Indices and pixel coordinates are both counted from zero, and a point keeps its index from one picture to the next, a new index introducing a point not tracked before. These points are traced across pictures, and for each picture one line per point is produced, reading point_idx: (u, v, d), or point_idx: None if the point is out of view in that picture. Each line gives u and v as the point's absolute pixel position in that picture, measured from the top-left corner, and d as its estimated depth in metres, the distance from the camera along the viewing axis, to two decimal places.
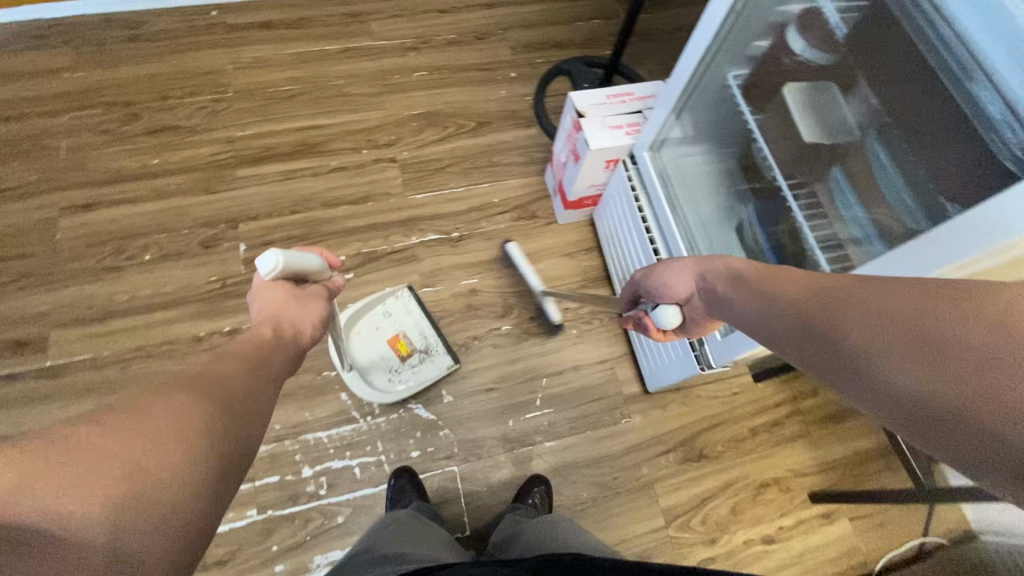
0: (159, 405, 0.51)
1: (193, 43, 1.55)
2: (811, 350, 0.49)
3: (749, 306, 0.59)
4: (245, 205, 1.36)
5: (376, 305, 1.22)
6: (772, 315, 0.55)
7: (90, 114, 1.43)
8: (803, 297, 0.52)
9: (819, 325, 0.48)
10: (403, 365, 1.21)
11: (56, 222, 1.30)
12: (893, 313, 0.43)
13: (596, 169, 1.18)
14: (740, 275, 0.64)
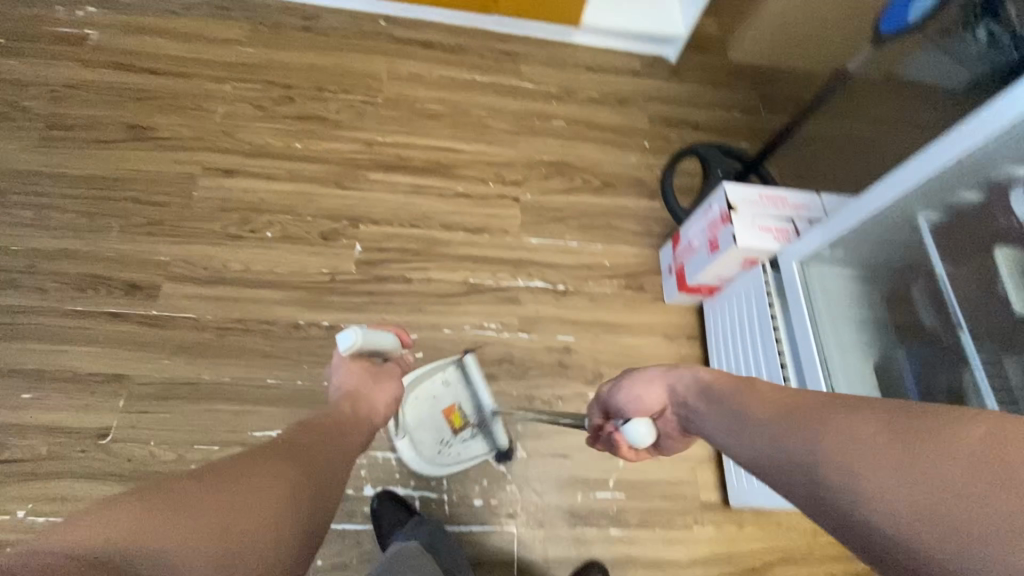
0: (248, 468, 0.58)
1: (359, 47, 1.62)
2: (793, 477, 0.53)
3: (727, 428, 0.63)
4: (369, 207, 1.38)
5: (433, 373, 1.13)
6: (751, 440, 0.59)
7: (252, 89, 1.50)
8: (779, 424, 0.57)
9: (802, 456, 0.53)
10: (454, 437, 1.12)
11: (197, 180, 1.35)
12: (868, 453, 0.48)
13: (729, 264, 1.15)
14: (710, 391, 0.69)
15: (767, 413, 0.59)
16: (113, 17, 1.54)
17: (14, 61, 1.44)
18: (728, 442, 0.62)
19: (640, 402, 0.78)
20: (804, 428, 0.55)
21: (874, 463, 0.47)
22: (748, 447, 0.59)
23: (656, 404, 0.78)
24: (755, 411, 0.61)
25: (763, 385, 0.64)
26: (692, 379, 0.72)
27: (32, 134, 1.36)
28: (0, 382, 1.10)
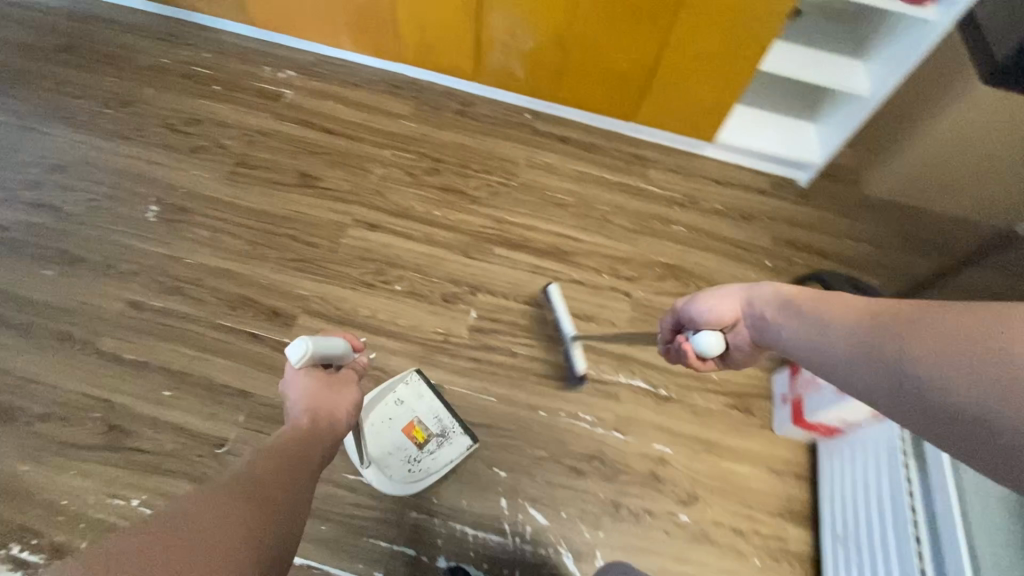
0: (214, 505, 0.66)
1: (503, 133, 1.76)
2: (865, 379, 0.59)
3: (806, 337, 0.69)
4: (490, 279, 1.45)
5: (387, 395, 1.24)
6: (829, 347, 0.64)
7: (407, 157, 1.65)
8: (855, 329, 0.62)
9: (873, 363, 0.58)
10: (420, 452, 1.22)
11: (345, 228, 1.49)
12: (937, 345, 0.51)
13: (858, 410, 1.11)
14: (792, 306, 0.74)
15: (844, 325, 0.64)
16: (305, 81, 1.77)
17: (220, 105, 1.68)
18: (806, 352, 0.69)
19: (721, 311, 0.88)
20: (877, 330, 0.59)
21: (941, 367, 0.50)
22: (826, 355, 0.65)
23: (729, 315, 0.88)
24: (835, 322, 0.65)
25: (844, 295, 0.68)
26: (774, 295, 0.79)
27: (223, 168, 1.55)
28: (149, 376, 1.23)
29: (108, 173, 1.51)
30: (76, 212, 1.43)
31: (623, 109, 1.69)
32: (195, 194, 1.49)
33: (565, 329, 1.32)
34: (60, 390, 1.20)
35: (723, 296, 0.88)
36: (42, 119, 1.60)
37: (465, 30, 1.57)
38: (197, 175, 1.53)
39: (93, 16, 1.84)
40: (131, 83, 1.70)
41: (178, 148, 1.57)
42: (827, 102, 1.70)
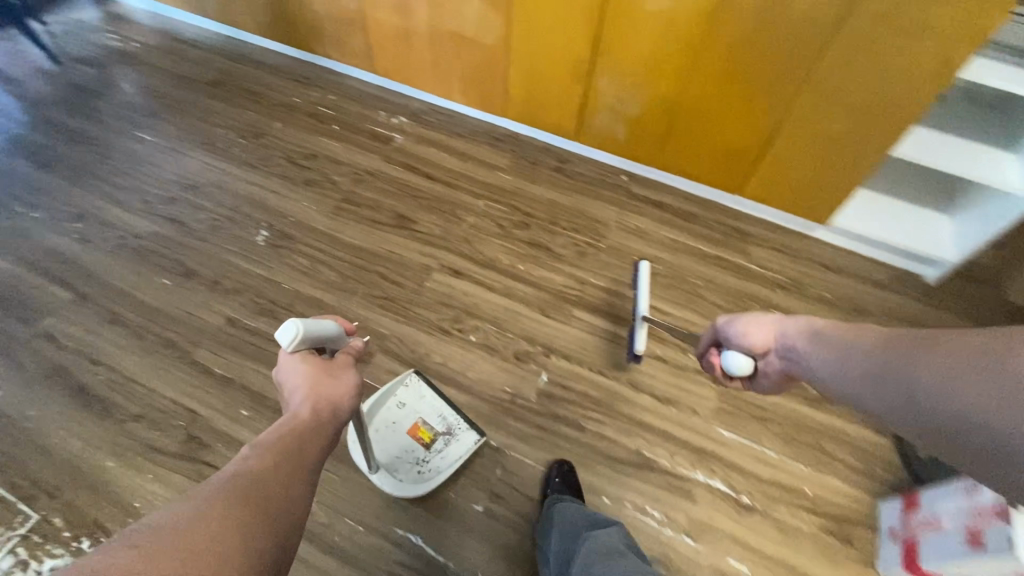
0: (189, 522, 0.59)
1: (597, 192, 1.73)
2: (881, 405, 0.58)
3: (830, 366, 0.69)
4: (566, 342, 1.39)
5: (388, 398, 1.26)
6: (850, 376, 0.64)
7: (499, 208, 1.67)
8: (872, 355, 0.62)
9: (883, 387, 0.58)
10: (428, 452, 1.22)
11: (430, 272, 1.51)
12: (934, 376, 0.51)
13: (994, 569, 0.92)
14: (818, 339, 0.74)
15: (860, 352, 0.64)
16: (414, 127, 1.88)
17: (337, 144, 1.81)
18: (833, 381, 0.68)
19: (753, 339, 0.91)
20: (885, 363, 0.59)
21: (943, 385, 0.50)
22: (848, 383, 0.65)
23: (761, 343, 0.90)
24: (854, 351, 0.65)
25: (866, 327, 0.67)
26: (800, 326, 0.80)
27: (330, 202, 1.66)
28: (232, 393, 1.29)
29: (232, 197, 1.65)
30: (200, 229, 1.57)
31: (726, 181, 1.61)
32: (302, 225, 1.60)
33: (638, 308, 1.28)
34: (153, 394, 1.27)
35: (758, 323, 0.90)
36: (187, 142, 1.80)
37: (575, 91, 1.59)
38: (307, 206, 1.65)
39: (246, 59, 2.10)
40: (266, 117, 1.89)
41: (295, 180, 1.71)
42: (966, 194, 1.52)
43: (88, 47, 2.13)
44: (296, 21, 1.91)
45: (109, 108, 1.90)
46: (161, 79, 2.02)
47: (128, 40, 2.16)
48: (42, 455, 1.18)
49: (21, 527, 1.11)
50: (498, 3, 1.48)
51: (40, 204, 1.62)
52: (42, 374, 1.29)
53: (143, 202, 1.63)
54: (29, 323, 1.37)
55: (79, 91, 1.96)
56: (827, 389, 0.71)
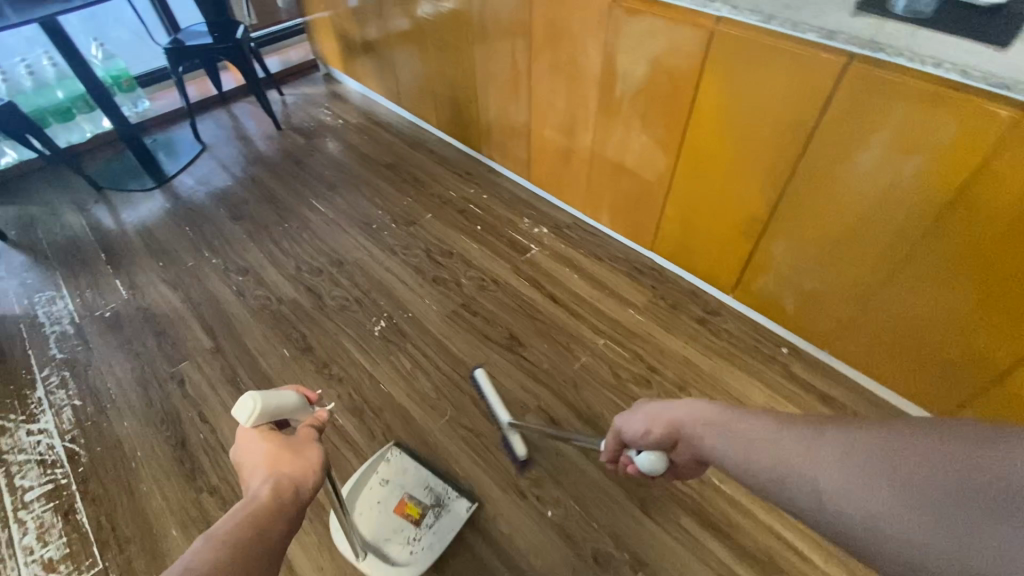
0: None
1: (742, 361, 1.44)
2: (795, 490, 0.55)
3: (733, 448, 0.64)
4: (661, 558, 1.11)
5: (371, 475, 1.24)
6: (757, 455, 0.60)
7: (619, 353, 1.47)
8: (786, 436, 0.59)
9: (802, 474, 0.55)
10: (418, 529, 1.17)
11: (525, 412, 1.37)
12: (861, 462, 0.51)
13: None
14: (716, 416, 0.69)
15: (772, 433, 0.61)
16: (553, 241, 1.80)
17: (474, 245, 1.81)
18: (734, 461, 0.64)
19: (651, 428, 0.81)
20: (796, 443, 0.58)
21: (881, 480, 0.49)
22: (752, 463, 0.61)
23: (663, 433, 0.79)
24: (761, 432, 0.62)
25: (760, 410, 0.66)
26: (697, 406, 0.74)
27: (450, 305, 1.63)
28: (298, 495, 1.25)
29: (367, 279, 1.73)
30: (329, 306, 1.65)
31: (900, 384, 1.28)
32: (417, 323, 1.59)
33: (500, 418, 1.31)
34: (232, 468, 1.30)
35: (658, 412, 0.80)
36: (349, 218, 1.95)
37: (739, 243, 1.36)
38: (426, 304, 1.64)
39: (422, 147, 2.28)
40: (420, 206, 1.99)
41: (425, 274, 1.73)
42: None
43: (306, 118, 2.50)
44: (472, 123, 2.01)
45: (301, 174, 2.18)
46: (349, 154, 2.27)
47: (336, 116, 2.50)
48: (129, 502, 1.26)
49: (84, 572, 1.16)
50: (666, 142, 1.36)
51: (221, 251, 1.86)
52: (161, 416, 1.41)
53: (294, 268, 1.78)
54: (172, 363, 1.53)
55: (286, 156, 2.28)
56: (724, 467, 0.65)
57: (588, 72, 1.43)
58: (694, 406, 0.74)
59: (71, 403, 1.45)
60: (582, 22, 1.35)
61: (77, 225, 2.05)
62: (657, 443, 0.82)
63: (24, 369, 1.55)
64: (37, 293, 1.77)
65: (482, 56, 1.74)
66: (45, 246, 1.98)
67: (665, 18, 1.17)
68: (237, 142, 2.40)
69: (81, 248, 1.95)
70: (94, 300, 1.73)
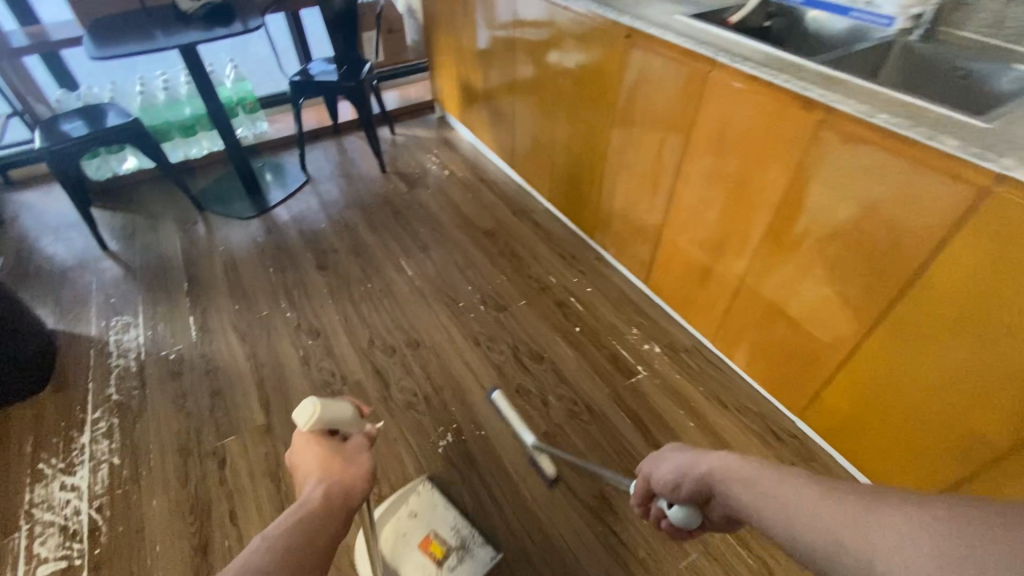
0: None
1: None
2: (850, 569, 0.40)
3: (767, 510, 0.49)
4: None
5: (401, 505, 1.20)
6: (801, 523, 0.45)
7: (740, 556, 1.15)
8: (837, 500, 0.44)
9: (856, 548, 0.40)
10: (439, 570, 1.11)
11: None
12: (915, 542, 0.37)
13: None
14: (748, 473, 0.53)
15: (817, 496, 0.45)
16: (666, 365, 1.48)
17: (570, 351, 1.54)
18: (765, 521, 0.49)
19: (683, 482, 0.62)
20: (832, 508, 0.43)
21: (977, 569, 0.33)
22: (800, 536, 0.45)
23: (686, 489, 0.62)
24: (803, 494, 0.47)
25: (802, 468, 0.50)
26: (729, 456, 0.57)
27: (531, 429, 1.36)
28: None
29: (441, 373, 1.50)
30: (395, 400, 1.43)
31: None
32: (490, 446, 1.34)
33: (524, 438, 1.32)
34: None
35: (675, 460, 0.64)
36: (434, 289, 1.76)
37: (945, 467, 1.01)
38: (504, 420, 1.38)
39: (526, 217, 2.06)
40: (514, 289, 1.75)
41: (507, 380, 1.47)
42: None
43: (412, 164, 2.39)
44: (589, 206, 1.77)
45: (395, 227, 2.03)
46: (448, 213, 2.10)
47: (442, 167, 2.37)
48: None
49: None
50: (857, 301, 1.03)
51: (298, 305, 1.72)
52: (192, 503, 1.24)
53: (368, 342, 1.59)
54: (220, 434, 1.38)
55: (384, 203, 2.16)
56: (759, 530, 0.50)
57: (762, 192, 1.12)
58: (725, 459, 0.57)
59: (110, 461, 1.32)
60: (771, 136, 1.05)
61: (171, 243, 2.01)
62: (689, 499, 0.63)
63: (78, 405, 1.45)
64: (114, 316, 1.71)
65: (620, 142, 1.49)
66: (136, 262, 1.94)
67: (909, 159, 0.85)
68: (340, 179, 2.32)
69: (168, 271, 1.89)
70: (164, 338, 1.63)
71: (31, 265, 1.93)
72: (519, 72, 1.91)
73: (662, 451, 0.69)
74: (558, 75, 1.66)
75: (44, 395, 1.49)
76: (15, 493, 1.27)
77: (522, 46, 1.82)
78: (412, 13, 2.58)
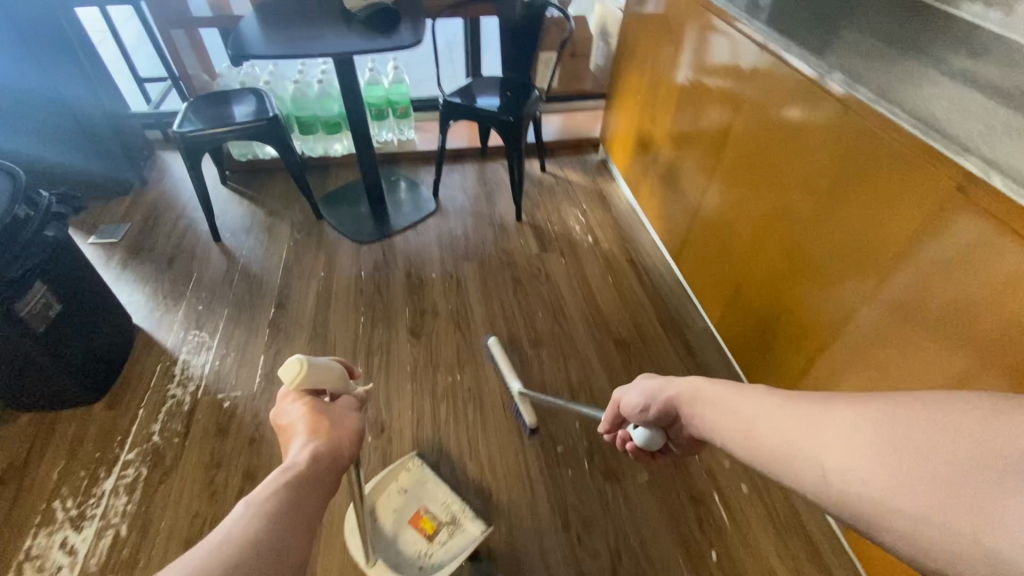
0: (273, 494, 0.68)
1: None
2: (801, 473, 0.47)
3: (733, 429, 0.56)
4: None
5: (391, 481, 1.18)
6: (760, 437, 0.52)
7: None
8: (785, 415, 0.51)
9: (807, 453, 0.47)
10: (430, 546, 1.09)
11: None
12: (852, 434, 0.44)
13: None
14: (712, 396, 0.62)
15: (760, 402, 0.55)
16: None
17: None
18: (730, 439, 0.57)
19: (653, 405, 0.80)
20: (782, 417, 0.51)
21: (894, 466, 0.41)
22: (758, 449, 0.52)
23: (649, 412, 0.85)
24: (759, 413, 0.54)
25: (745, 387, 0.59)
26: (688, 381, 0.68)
27: None
28: None
29: (507, 555, 1.12)
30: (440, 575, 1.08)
31: None
32: None
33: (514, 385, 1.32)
34: None
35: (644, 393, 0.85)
36: (533, 411, 1.37)
37: None
38: None
39: (677, 333, 1.58)
40: None
41: None
42: None
43: (552, 218, 2.00)
44: (769, 353, 1.28)
45: (511, 302, 1.67)
46: (578, 298, 1.68)
47: (586, 229, 1.95)
48: None
49: None
50: None
51: (374, 378, 1.44)
52: None
53: (433, 464, 1.25)
54: None
55: (508, 263, 1.80)
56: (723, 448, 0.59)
57: (995, 339, 0.76)
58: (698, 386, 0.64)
59: (117, 527, 1.15)
60: None
61: (278, 249, 1.85)
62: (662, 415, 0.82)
63: (119, 435, 1.30)
64: (193, 329, 1.56)
65: (849, 298, 1.00)
66: (240, 260, 1.80)
67: None
68: (469, 216, 2.01)
69: (262, 284, 1.72)
70: (229, 374, 1.45)
71: (149, 237, 1.87)
72: (725, 148, 1.41)
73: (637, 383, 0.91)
74: (785, 170, 1.15)
75: (96, 407, 1.37)
76: (23, 532, 1.15)
77: (739, 116, 1.32)
78: (605, 36, 2.16)
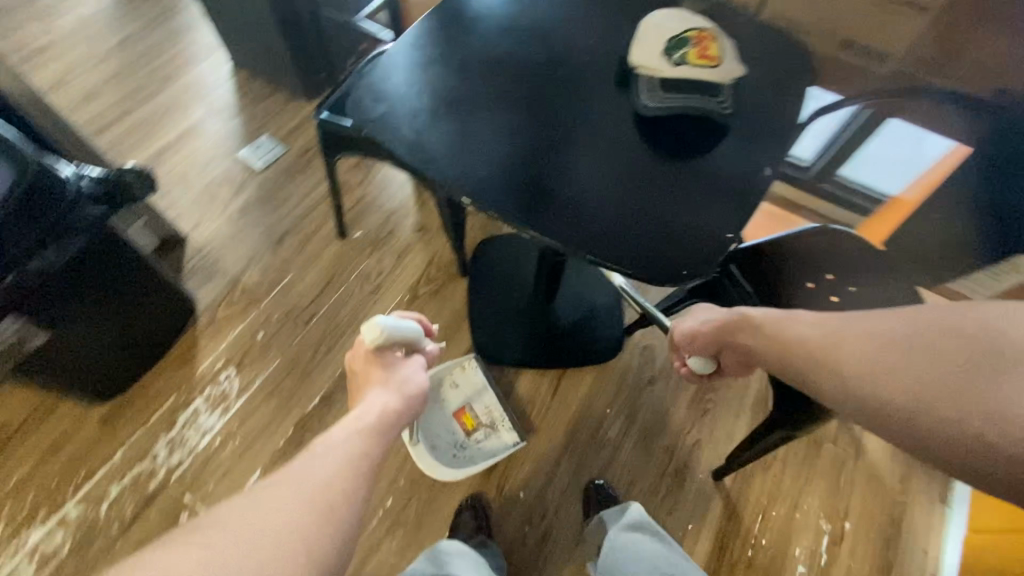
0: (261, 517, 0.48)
1: None
2: (834, 390, 0.53)
3: (771, 351, 0.60)
4: None
5: (444, 374, 1.18)
6: (793, 356, 0.57)
7: None
8: (827, 322, 0.56)
9: (834, 366, 0.53)
10: (468, 439, 1.14)
11: None
12: (892, 342, 0.50)
13: None
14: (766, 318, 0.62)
15: (810, 325, 0.57)
16: None
17: None
18: (769, 358, 0.60)
19: (704, 332, 0.70)
20: (822, 320, 0.57)
21: (949, 394, 0.45)
22: (789, 359, 0.58)
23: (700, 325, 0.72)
24: (797, 330, 0.58)
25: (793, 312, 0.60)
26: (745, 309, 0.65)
27: None
28: None
29: None
30: None
31: None
32: None
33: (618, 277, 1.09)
34: None
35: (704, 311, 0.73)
36: None
37: None
38: None
39: None
40: None
41: None
42: None
43: (771, 516, 1.11)
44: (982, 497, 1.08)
45: None
46: None
47: None
48: None
49: None
50: None
51: None
52: None
53: None
54: None
55: None
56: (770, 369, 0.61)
57: None
58: (738, 314, 0.65)
59: None
60: None
61: (391, 293, 1.34)
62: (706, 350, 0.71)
63: (81, 475, 1.11)
64: (229, 369, 1.22)
65: None
66: (341, 282, 1.34)
67: None
68: (647, 402, 1.22)
69: (338, 343, 1.26)
70: (216, 469, 1.13)
71: (288, 185, 1.48)
72: None
73: (693, 308, 0.76)
74: None
75: (93, 413, 1.16)
76: None
77: None
78: None
